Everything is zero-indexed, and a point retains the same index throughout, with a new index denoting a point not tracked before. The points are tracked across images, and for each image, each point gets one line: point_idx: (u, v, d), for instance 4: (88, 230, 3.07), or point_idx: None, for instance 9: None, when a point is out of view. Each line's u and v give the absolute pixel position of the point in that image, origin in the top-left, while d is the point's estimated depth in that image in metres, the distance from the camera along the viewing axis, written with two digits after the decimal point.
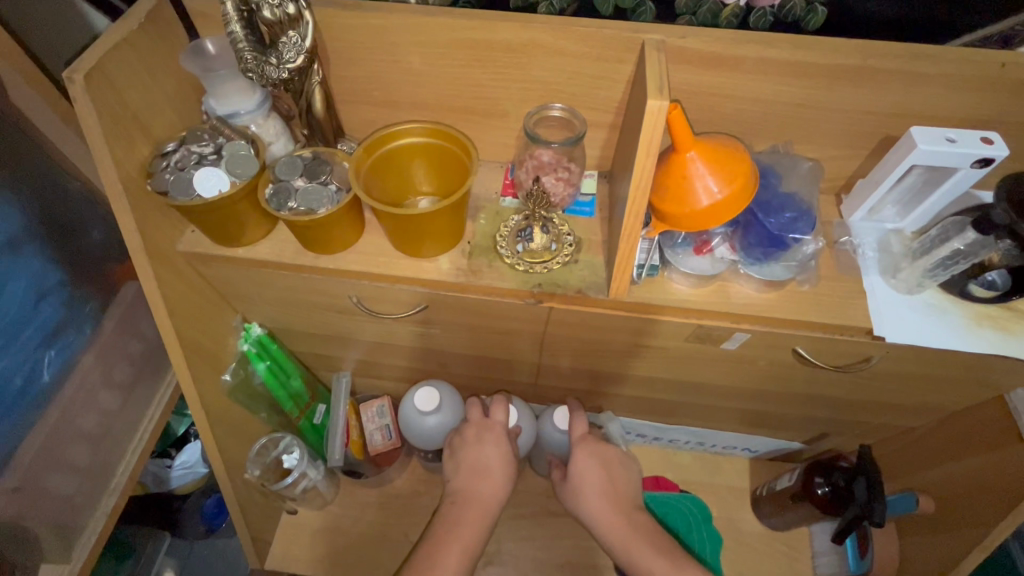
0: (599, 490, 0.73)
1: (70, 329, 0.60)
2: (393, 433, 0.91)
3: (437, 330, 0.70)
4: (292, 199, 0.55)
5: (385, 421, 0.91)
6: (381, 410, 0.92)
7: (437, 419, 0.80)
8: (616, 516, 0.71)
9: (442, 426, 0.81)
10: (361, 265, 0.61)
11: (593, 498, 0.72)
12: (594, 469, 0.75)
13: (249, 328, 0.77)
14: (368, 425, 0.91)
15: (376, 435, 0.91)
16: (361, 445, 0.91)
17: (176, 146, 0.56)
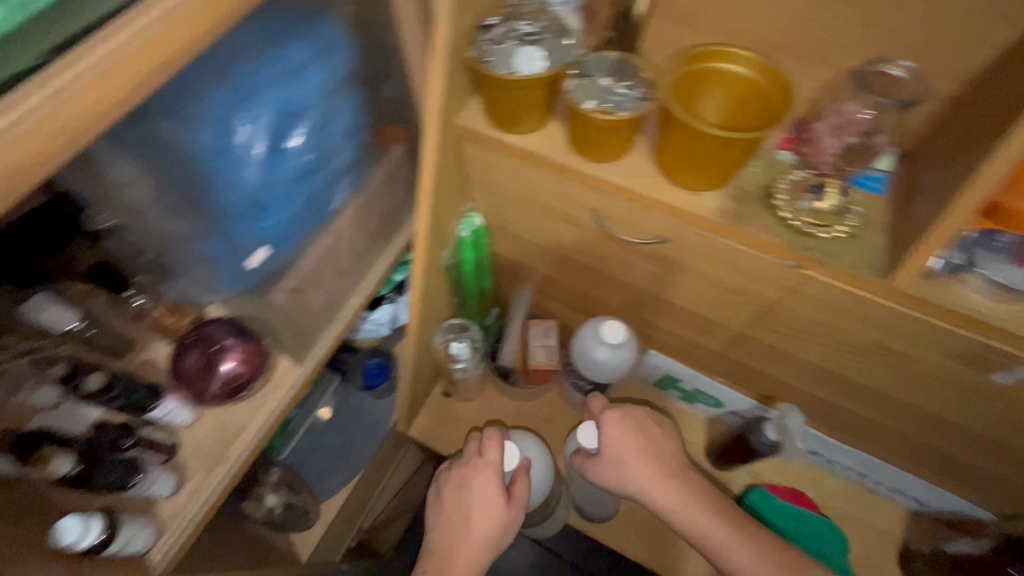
0: (655, 463, 0.76)
1: (353, 169, 0.66)
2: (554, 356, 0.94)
3: (660, 268, 0.69)
4: (594, 97, 0.55)
5: (550, 342, 0.94)
6: (550, 331, 0.95)
7: (612, 353, 0.81)
8: (664, 478, 0.75)
9: (615, 361, 0.82)
10: (624, 181, 0.61)
11: (650, 476, 0.75)
12: (624, 433, 0.78)
13: (472, 217, 0.81)
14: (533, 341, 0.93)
15: (539, 352, 0.94)
16: (523, 357, 0.95)
17: (499, 21, 0.57)
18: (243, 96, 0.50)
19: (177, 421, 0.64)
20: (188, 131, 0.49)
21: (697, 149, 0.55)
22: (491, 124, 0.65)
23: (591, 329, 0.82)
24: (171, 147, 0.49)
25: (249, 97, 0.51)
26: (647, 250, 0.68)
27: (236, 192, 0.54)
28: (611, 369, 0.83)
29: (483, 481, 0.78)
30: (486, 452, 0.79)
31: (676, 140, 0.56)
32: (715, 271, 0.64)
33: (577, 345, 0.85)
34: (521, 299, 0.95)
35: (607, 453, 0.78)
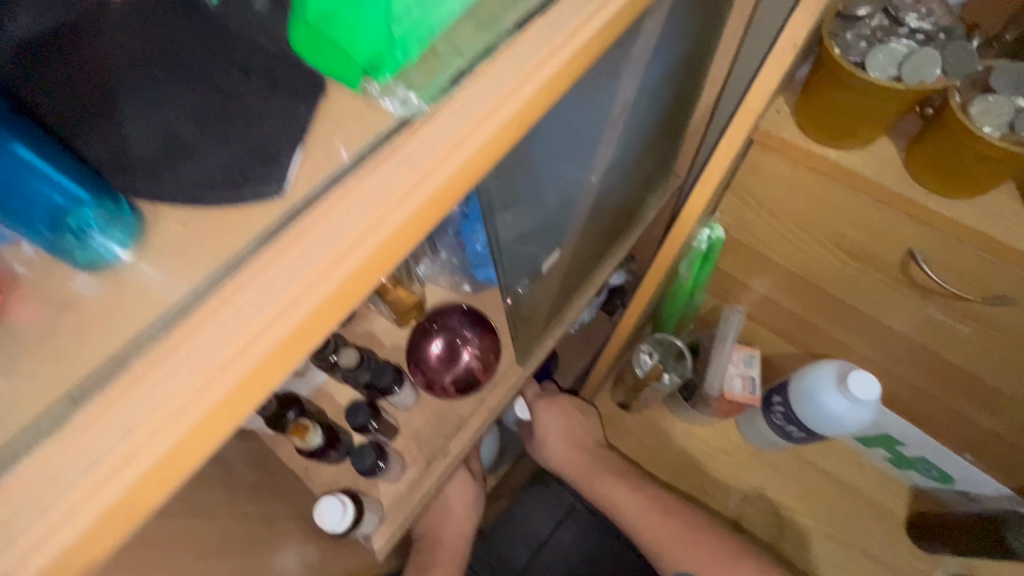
0: (567, 436, 0.87)
1: (630, 168, 0.59)
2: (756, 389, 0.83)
3: (972, 329, 0.57)
4: (1002, 121, 0.43)
5: (752, 373, 0.84)
6: (754, 360, 0.84)
7: (851, 406, 0.70)
8: (576, 453, 0.88)
9: (851, 415, 0.71)
10: (983, 224, 0.49)
11: (566, 452, 0.87)
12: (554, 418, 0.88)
13: (715, 229, 0.72)
14: (733, 369, 0.84)
15: (739, 383, 0.84)
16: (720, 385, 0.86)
17: (878, 11, 0.46)
18: (609, 86, 0.40)
19: (403, 401, 0.62)
20: (559, 133, 0.39)
21: None
22: (804, 132, 0.55)
23: (828, 371, 0.72)
24: (538, 153, 0.37)
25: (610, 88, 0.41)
26: (965, 307, 0.56)
27: (559, 193, 0.46)
28: (841, 422, 0.72)
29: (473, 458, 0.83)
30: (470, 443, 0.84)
31: None
32: None
33: (801, 383, 0.75)
34: (728, 321, 0.85)
35: (536, 431, 0.89)
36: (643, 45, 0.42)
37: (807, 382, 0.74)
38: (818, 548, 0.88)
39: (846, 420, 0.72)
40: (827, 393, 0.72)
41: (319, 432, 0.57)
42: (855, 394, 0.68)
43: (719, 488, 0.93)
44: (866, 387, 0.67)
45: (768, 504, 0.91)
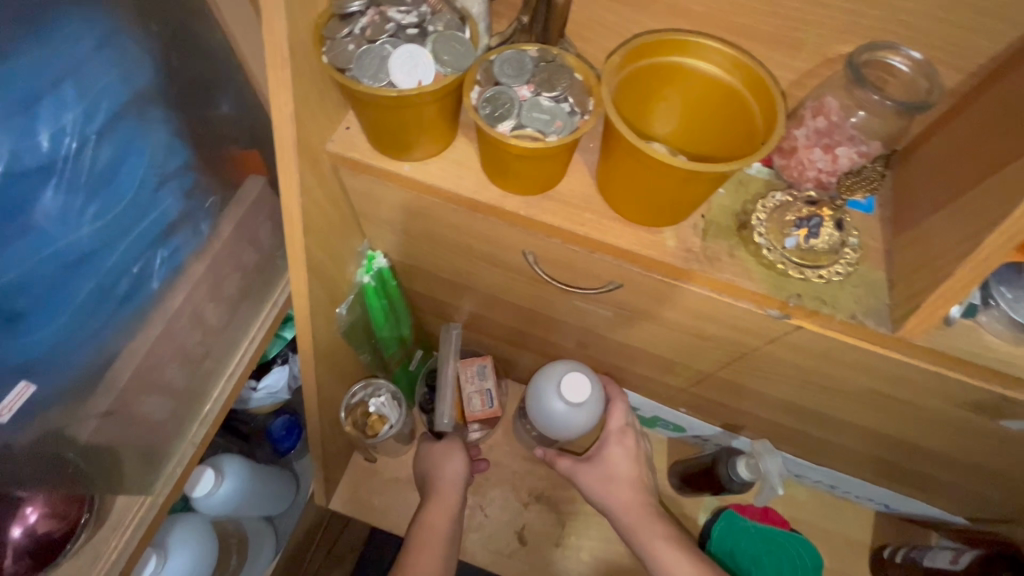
0: (622, 482, 0.66)
1: (184, 228, 0.46)
2: (494, 401, 0.79)
3: (611, 312, 0.56)
4: (512, 115, 0.39)
5: (489, 386, 0.79)
6: (486, 370, 0.79)
7: (570, 413, 0.68)
8: (637, 494, 0.66)
9: (570, 425, 0.68)
10: (560, 219, 0.46)
11: (611, 486, 0.66)
12: (626, 459, 0.68)
13: (375, 256, 0.64)
14: (467, 387, 0.78)
15: (477, 401, 0.78)
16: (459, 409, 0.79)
17: (366, 7, 0.40)
18: None
19: None
20: None
21: (650, 180, 0.41)
22: (376, 149, 0.48)
23: (558, 372, 0.69)
24: None
25: None
26: (595, 295, 0.54)
27: None
28: (568, 432, 0.69)
29: (452, 449, 0.78)
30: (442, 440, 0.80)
31: (620, 165, 0.42)
32: (679, 317, 0.52)
33: (530, 389, 0.71)
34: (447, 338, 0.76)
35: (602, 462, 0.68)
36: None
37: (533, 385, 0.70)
38: (598, 532, 0.87)
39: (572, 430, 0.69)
40: (548, 399, 0.68)
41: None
42: (570, 397, 0.66)
43: (498, 504, 0.88)
44: (582, 385, 0.67)
45: (547, 504, 0.89)
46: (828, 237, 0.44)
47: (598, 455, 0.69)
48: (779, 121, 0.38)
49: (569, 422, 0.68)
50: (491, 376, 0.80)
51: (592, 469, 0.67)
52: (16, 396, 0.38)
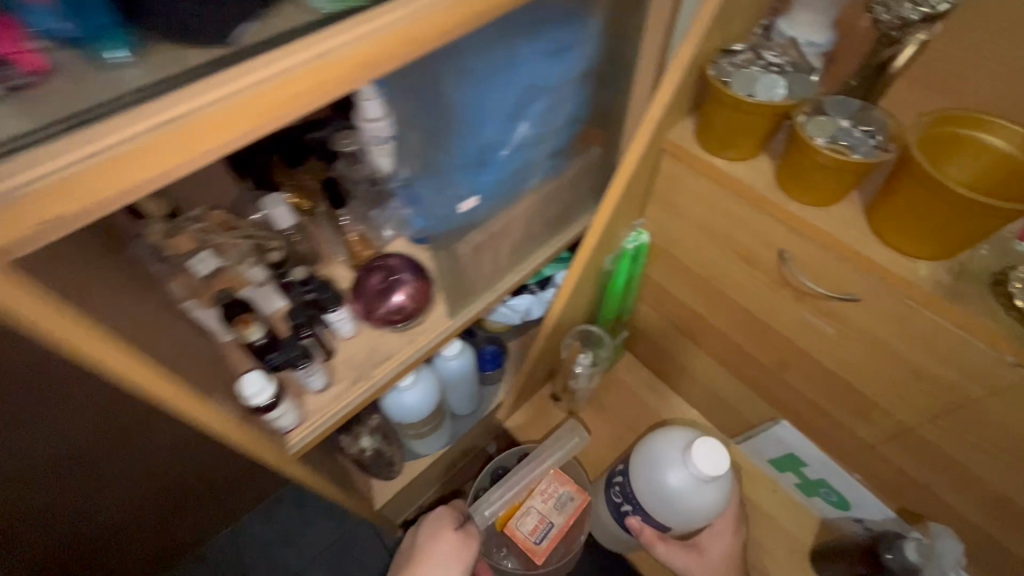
0: (721, 562, 0.82)
1: (558, 157, 0.73)
2: (543, 538, 0.87)
3: (834, 330, 0.66)
4: (829, 135, 0.55)
5: (552, 519, 0.88)
6: (566, 505, 0.89)
7: (681, 488, 0.76)
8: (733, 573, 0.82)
9: (687, 498, 0.76)
10: (829, 228, 0.59)
11: (720, 561, 0.82)
12: (723, 541, 0.83)
13: (641, 233, 0.82)
14: (535, 501, 0.89)
15: (531, 523, 0.88)
16: (510, 511, 0.90)
17: (746, 48, 0.60)
18: (511, 65, 0.58)
19: (338, 331, 0.72)
20: (467, 83, 0.57)
21: (926, 212, 0.52)
22: (701, 144, 0.67)
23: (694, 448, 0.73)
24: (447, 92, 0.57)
25: (517, 66, 0.59)
26: (828, 306, 0.65)
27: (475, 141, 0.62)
28: (676, 507, 0.77)
29: (454, 550, 0.88)
30: (452, 533, 0.89)
31: (902, 198, 0.54)
32: (905, 345, 0.59)
33: (647, 450, 0.80)
34: (567, 440, 0.95)
35: (704, 539, 0.84)
36: (541, 43, 0.58)
37: (652, 448, 0.79)
38: None
39: (682, 512, 0.77)
40: (672, 467, 0.76)
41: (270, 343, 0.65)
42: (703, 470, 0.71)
43: None
44: (715, 463, 0.71)
45: None
46: None
47: (696, 544, 0.84)
48: None
49: (679, 502, 0.77)
50: (562, 516, 0.88)
51: (684, 558, 0.82)
52: (465, 202, 0.67)
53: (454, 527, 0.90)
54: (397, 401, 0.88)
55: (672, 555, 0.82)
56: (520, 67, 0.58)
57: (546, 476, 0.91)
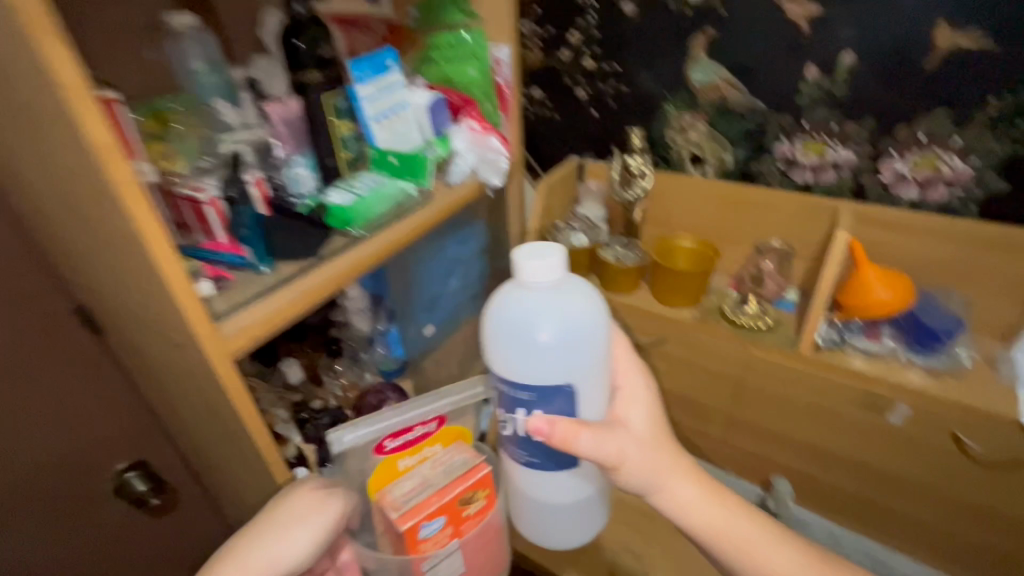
0: (648, 442, 0.63)
1: (473, 298, 1.21)
2: (414, 498, 0.73)
3: (665, 364, 1.07)
4: (614, 256, 1.06)
5: (433, 481, 0.75)
6: (454, 469, 0.76)
7: (520, 325, 0.64)
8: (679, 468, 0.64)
9: (562, 338, 0.64)
10: (634, 302, 1.05)
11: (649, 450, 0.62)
12: (640, 414, 0.67)
13: None
14: (438, 465, 0.78)
15: (410, 485, 0.75)
16: (388, 484, 0.76)
17: (563, 224, 1.12)
18: (441, 250, 1.09)
19: None
20: (415, 264, 1.07)
21: (672, 281, 0.99)
22: None
23: (524, 266, 0.62)
24: (406, 267, 1.07)
25: (442, 252, 1.10)
26: (654, 348, 1.07)
27: (423, 292, 1.11)
28: (553, 370, 0.64)
29: (306, 514, 0.64)
30: (310, 489, 0.66)
31: (659, 278, 1.01)
32: (701, 358, 1.01)
33: (500, 316, 0.66)
34: (466, 386, 0.84)
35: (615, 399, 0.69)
36: (452, 236, 1.09)
37: (504, 321, 0.65)
38: None
39: (576, 351, 0.64)
40: (529, 317, 0.64)
41: (292, 431, 0.90)
42: (541, 276, 0.62)
43: None
44: (548, 265, 0.62)
45: None
46: (754, 307, 0.95)
47: (621, 421, 0.66)
48: (720, 259, 1.00)
49: (563, 356, 0.64)
50: (448, 479, 0.75)
51: (616, 438, 0.59)
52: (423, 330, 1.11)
53: (313, 489, 0.66)
54: None
55: (600, 443, 0.57)
56: (446, 251, 1.09)
57: (416, 422, 0.79)
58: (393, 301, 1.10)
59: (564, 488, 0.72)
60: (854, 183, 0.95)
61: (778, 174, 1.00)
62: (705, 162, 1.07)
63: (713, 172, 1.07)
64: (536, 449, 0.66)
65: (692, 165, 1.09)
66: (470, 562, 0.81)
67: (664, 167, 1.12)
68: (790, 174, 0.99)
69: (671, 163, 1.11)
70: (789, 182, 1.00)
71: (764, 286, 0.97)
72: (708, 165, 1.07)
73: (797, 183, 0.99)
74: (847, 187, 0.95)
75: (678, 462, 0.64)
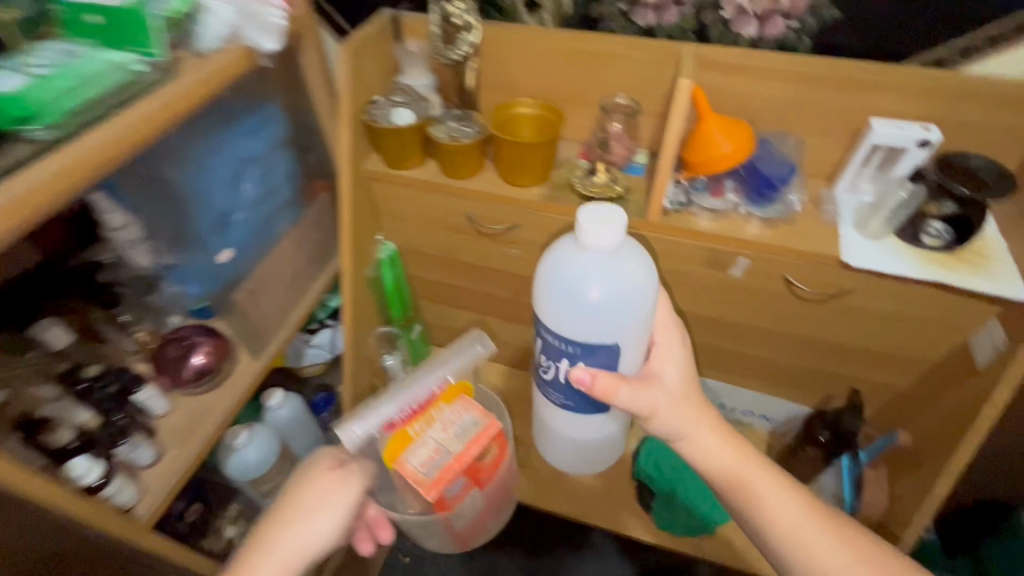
0: (680, 399, 0.64)
1: (290, 206, 0.96)
2: (438, 466, 0.67)
3: (521, 251, 0.99)
4: (447, 134, 0.90)
5: (454, 446, 0.68)
6: (469, 429, 0.69)
7: (605, 289, 0.63)
8: (706, 420, 0.65)
9: (618, 297, 0.63)
10: (479, 188, 0.92)
11: (675, 406, 0.63)
12: (674, 369, 0.68)
13: (386, 244, 1.07)
14: (444, 428, 0.69)
15: (429, 452, 0.68)
16: (397, 453, 0.68)
17: (382, 99, 0.92)
18: (220, 148, 0.82)
19: (153, 412, 0.80)
20: (184, 172, 0.79)
21: (516, 156, 0.88)
22: (388, 167, 0.96)
23: (575, 240, 0.65)
24: (171, 177, 0.79)
25: (220, 149, 0.82)
26: (507, 236, 0.97)
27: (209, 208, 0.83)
28: (613, 328, 0.64)
29: (326, 494, 0.62)
30: (326, 470, 0.64)
31: (502, 154, 0.89)
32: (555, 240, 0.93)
33: (548, 269, 0.66)
34: (469, 349, 0.89)
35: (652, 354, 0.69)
36: (237, 130, 0.84)
37: (553, 279, 0.65)
38: None
39: (615, 309, 0.63)
40: (582, 274, 0.63)
41: (71, 412, 0.71)
42: (602, 237, 0.60)
43: None
44: (613, 225, 0.60)
45: None
46: (603, 177, 0.88)
47: (656, 376, 0.67)
48: (565, 124, 0.88)
49: (604, 315, 0.64)
50: (463, 442, 0.69)
51: (649, 393, 0.62)
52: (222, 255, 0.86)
53: (329, 467, 0.65)
54: (238, 462, 0.97)
55: (636, 397, 0.61)
56: (227, 147, 0.82)
57: (431, 391, 0.78)
58: (167, 226, 0.83)
59: (592, 426, 0.79)
60: (696, 21, 0.85)
61: (619, 16, 0.87)
62: (540, 7, 0.90)
63: (550, 19, 0.91)
64: (574, 395, 0.70)
65: (525, 12, 0.91)
66: (487, 501, 0.89)
67: (494, 16, 0.93)
68: (631, 15, 0.86)
69: (501, 10, 0.91)
70: (631, 25, 0.87)
71: (613, 150, 0.89)
72: (544, 11, 0.90)
73: (639, 26, 0.87)
74: (689, 27, 0.85)
75: (705, 418, 0.65)
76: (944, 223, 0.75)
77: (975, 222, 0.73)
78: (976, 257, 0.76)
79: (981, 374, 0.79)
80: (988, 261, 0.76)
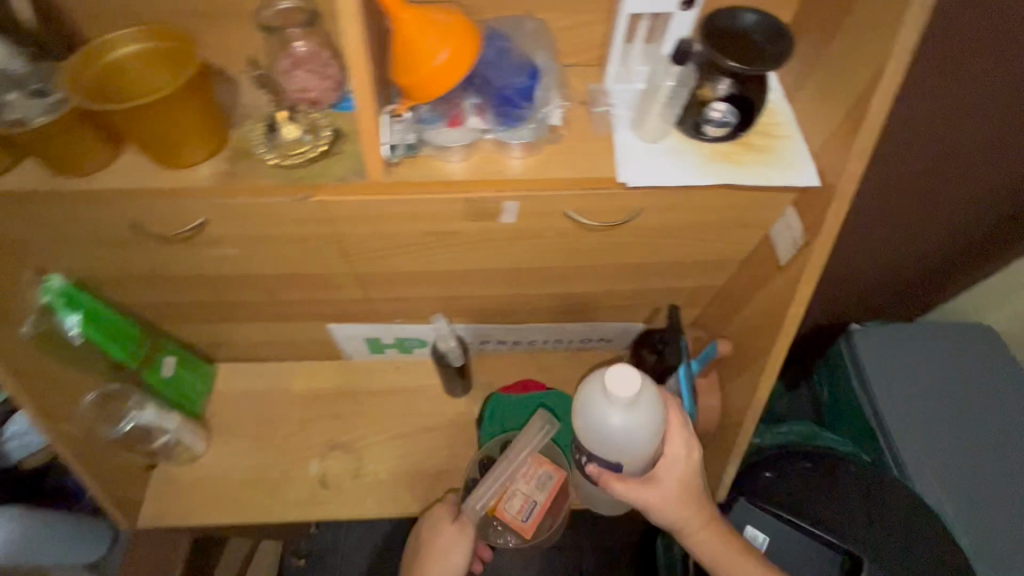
0: (678, 500, 0.71)
1: None
2: (530, 515, 0.88)
3: (239, 251, 0.71)
4: (10, 113, 0.56)
5: (537, 498, 0.89)
6: (547, 483, 0.90)
7: (625, 416, 0.70)
8: (699, 512, 0.73)
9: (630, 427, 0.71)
10: (119, 182, 0.60)
11: (669, 506, 0.71)
12: (675, 470, 0.72)
13: (50, 279, 0.73)
14: (529, 486, 0.89)
15: (519, 503, 0.89)
16: (497, 502, 0.89)
17: None
18: None
19: None
20: None
21: (152, 123, 0.57)
22: None
23: (601, 379, 0.72)
24: None
25: None
26: (206, 238, 0.68)
27: None
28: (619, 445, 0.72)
29: (455, 541, 0.86)
30: (450, 525, 0.87)
31: (131, 126, 0.57)
32: (270, 230, 0.67)
33: (579, 401, 0.74)
34: (536, 429, 0.93)
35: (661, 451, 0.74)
36: None
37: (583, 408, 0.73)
38: (387, 453, 1.01)
39: (620, 436, 0.71)
40: (605, 409, 0.71)
41: None
42: (621, 395, 0.68)
43: (300, 464, 1.00)
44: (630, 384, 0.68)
45: (345, 450, 1.02)
46: (292, 131, 0.59)
47: (657, 477, 0.73)
48: (200, 58, 0.58)
49: (622, 437, 0.71)
50: (545, 493, 0.89)
51: (641, 495, 0.71)
52: None
53: (452, 520, 0.88)
54: None
55: (633, 493, 0.71)
56: None
57: (522, 476, 0.90)
58: None
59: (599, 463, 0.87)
60: None
61: None
62: None
63: None
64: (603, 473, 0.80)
65: None
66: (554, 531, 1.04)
67: None
68: None
69: None
70: None
71: (305, 87, 0.62)
72: None
73: None
74: None
75: (699, 509, 0.73)
76: (726, 101, 0.59)
77: (756, 99, 0.59)
78: (762, 138, 0.63)
79: (784, 270, 0.70)
80: (774, 141, 0.63)
